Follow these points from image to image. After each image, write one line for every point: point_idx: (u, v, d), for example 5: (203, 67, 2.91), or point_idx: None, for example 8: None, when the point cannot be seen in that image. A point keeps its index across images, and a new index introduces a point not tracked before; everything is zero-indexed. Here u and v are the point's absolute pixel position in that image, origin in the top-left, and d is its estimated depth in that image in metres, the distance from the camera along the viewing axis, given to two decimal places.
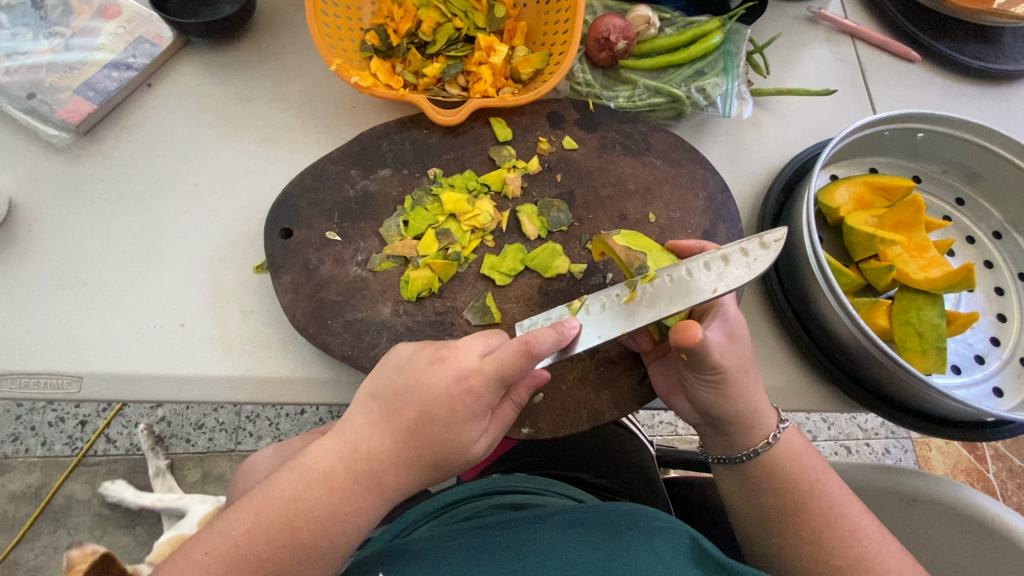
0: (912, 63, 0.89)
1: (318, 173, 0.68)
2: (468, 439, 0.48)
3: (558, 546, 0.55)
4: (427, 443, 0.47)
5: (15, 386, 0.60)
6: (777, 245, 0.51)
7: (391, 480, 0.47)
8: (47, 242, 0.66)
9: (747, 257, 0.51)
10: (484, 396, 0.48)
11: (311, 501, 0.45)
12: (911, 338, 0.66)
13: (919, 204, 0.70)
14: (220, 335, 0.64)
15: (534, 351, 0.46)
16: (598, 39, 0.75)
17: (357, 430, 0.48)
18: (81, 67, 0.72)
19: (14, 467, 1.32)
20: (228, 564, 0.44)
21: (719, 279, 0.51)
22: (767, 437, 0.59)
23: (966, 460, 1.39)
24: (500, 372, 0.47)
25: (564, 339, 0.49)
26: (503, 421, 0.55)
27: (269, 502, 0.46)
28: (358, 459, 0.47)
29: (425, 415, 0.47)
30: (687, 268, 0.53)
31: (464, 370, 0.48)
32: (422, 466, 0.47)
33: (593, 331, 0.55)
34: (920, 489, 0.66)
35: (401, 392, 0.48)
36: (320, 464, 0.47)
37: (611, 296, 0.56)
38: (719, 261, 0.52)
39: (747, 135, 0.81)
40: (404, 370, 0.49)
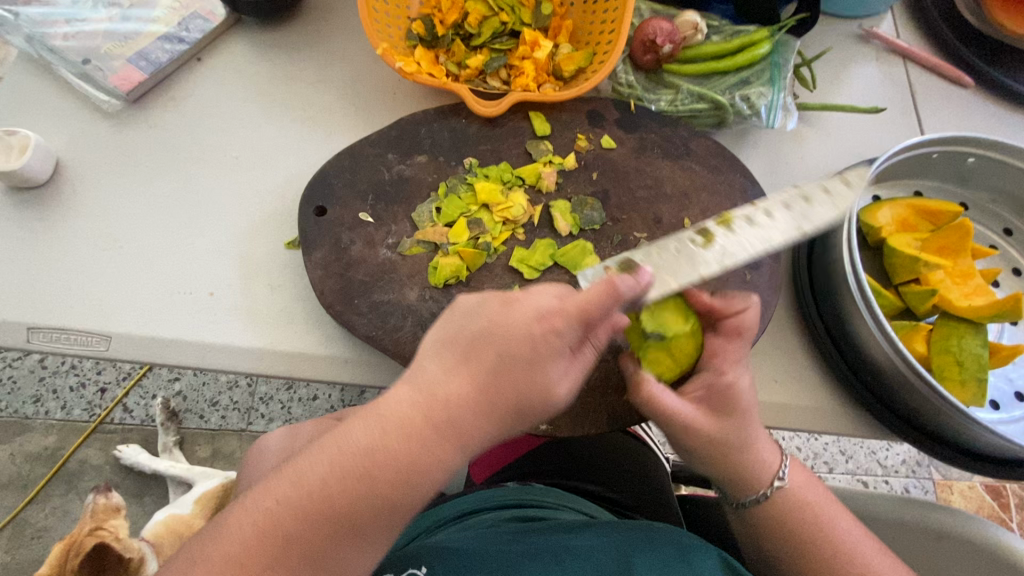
0: (964, 88, 0.87)
1: (355, 155, 0.68)
2: (552, 381, 0.45)
3: (594, 558, 0.56)
4: (506, 383, 0.44)
5: (46, 339, 0.62)
6: (857, 181, 0.60)
7: (472, 427, 0.43)
8: (89, 203, 0.68)
9: (827, 197, 0.59)
10: (565, 335, 0.44)
11: (389, 451, 0.42)
12: (950, 366, 0.63)
13: (967, 229, 0.68)
14: (247, 306, 0.65)
15: (620, 292, 0.44)
16: (643, 41, 0.74)
17: (431, 376, 0.44)
18: (136, 38, 0.74)
19: (33, 428, 1.35)
20: (303, 507, 0.42)
21: (803, 219, 0.57)
22: (764, 489, 0.56)
23: (990, 507, 1.33)
24: (583, 309, 0.44)
25: (644, 286, 0.46)
26: (587, 366, 0.48)
27: (346, 449, 0.43)
28: (436, 406, 0.43)
29: (505, 358, 0.44)
30: (766, 208, 0.58)
31: (542, 310, 0.45)
32: (501, 413, 0.44)
33: (668, 274, 0.55)
34: (947, 527, 0.63)
35: (476, 338, 0.45)
36: (397, 410, 0.43)
37: (686, 242, 0.57)
38: (800, 201, 0.59)
39: (789, 149, 0.79)
40: (477, 315, 0.46)
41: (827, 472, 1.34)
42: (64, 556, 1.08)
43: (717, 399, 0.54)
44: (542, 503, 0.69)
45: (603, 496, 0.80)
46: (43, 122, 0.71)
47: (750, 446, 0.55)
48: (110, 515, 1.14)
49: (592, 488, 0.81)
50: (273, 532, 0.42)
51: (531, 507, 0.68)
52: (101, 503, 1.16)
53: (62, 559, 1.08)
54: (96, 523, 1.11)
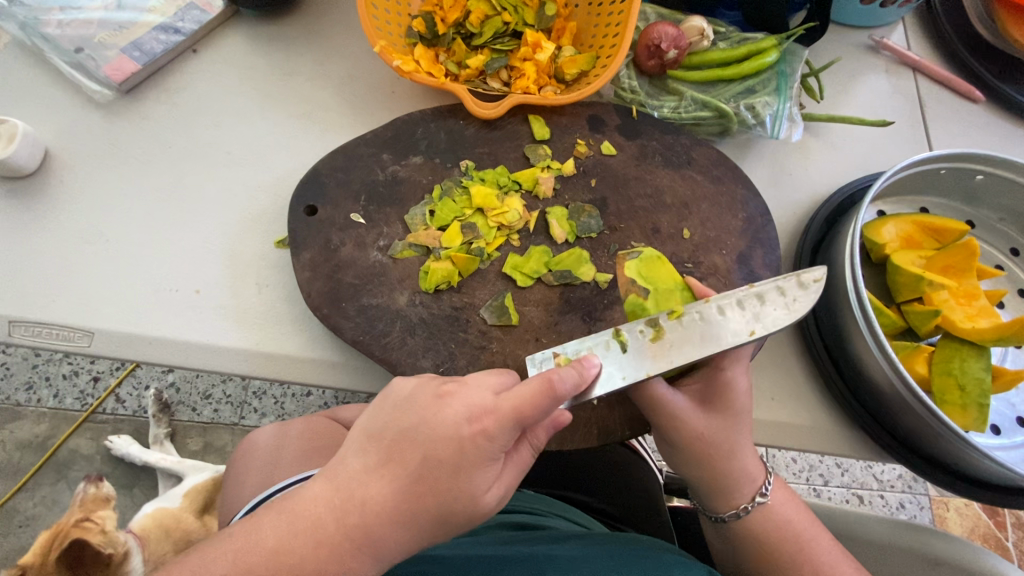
0: (974, 102, 0.85)
1: (350, 154, 0.67)
2: (477, 490, 0.41)
3: (578, 566, 0.54)
4: (430, 493, 0.41)
5: (28, 333, 0.60)
6: (816, 286, 0.49)
7: (389, 538, 0.41)
8: (77, 195, 0.66)
9: (785, 297, 0.50)
10: (497, 439, 0.41)
11: (295, 557, 0.39)
12: (951, 390, 0.62)
13: (973, 249, 0.66)
14: (233, 306, 0.63)
15: (557, 390, 0.42)
16: (648, 45, 0.73)
17: (351, 475, 0.41)
18: (131, 27, 0.72)
19: (24, 416, 1.34)
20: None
21: (754, 320, 0.49)
22: (736, 508, 0.56)
23: (985, 525, 1.32)
24: (517, 411, 0.41)
25: (587, 380, 0.45)
26: (520, 468, 0.45)
27: (252, 547, 0.40)
28: (351, 512, 0.40)
29: (430, 464, 0.41)
30: (717, 307, 0.51)
31: (474, 408, 0.42)
32: (422, 524, 0.41)
33: (616, 369, 0.50)
34: (941, 553, 0.62)
35: (402, 436, 0.42)
36: (310, 510, 0.41)
37: (633, 334, 0.52)
38: (754, 300, 0.50)
39: (793, 160, 0.78)
40: (406, 409, 0.43)
41: (822, 485, 1.33)
42: (48, 546, 1.07)
43: (715, 395, 0.54)
44: (530, 509, 0.68)
45: (596, 509, 0.79)
46: (33, 110, 0.70)
47: (739, 456, 0.54)
48: (99, 505, 1.13)
49: (586, 500, 0.80)
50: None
51: (522, 514, 0.67)
52: (90, 493, 1.15)
53: (44, 550, 1.06)
54: (85, 513, 1.10)
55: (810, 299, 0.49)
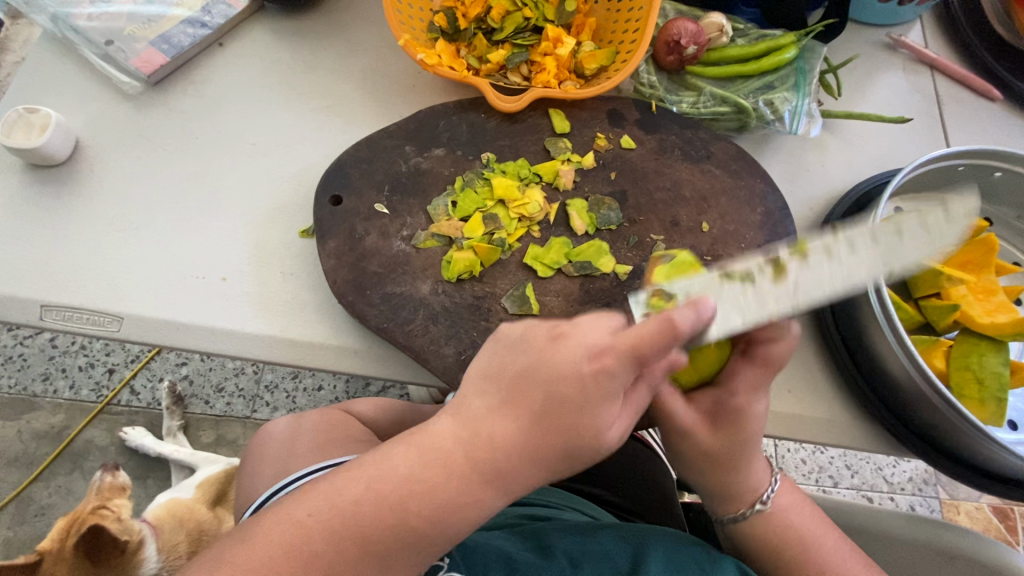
0: (992, 101, 0.85)
1: (373, 146, 0.68)
2: (603, 426, 0.41)
3: (612, 559, 0.54)
4: (555, 429, 0.41)
5: (59, 318, 0.62)
6: (964, 216, 0.42)
7: (521, 471, 0.42)
8: (106, 184, 0.68)
9: (920, 224, 0.43)
10: (619, 376, 0.40)
11: (427, 487, 0.42)
12: (969, 384, 0.62)
13: (992, 245, 0.66)
14: (258, 293, 0.64)
15: (680, 333, 0.38)
16: (667, 41, 0.73)
17: (475, 413, 0.43)
18: (159, 21, 0.74)
19: (41, 406, 1.36)
20: (332, 533, 0.42)
21: (885, 256, 0.43)
22: (735, 512, 0.57)
23: (997, 529, 1.31)
24: (637, 349, 0.39)
25: (708, 322, 0.38)
26: (639, 408, 0.44)
27: (384, 478, 0.43)
28: (479, 447, 0.42)
29: (555, 401, 0.41)
30: (846, 240, 0.44)
31: (594, 345, 0.41)
32: (553, 458, 0.41)
33: (733, 309, 0.45)
34: (957, 547, 0.62)
35: (523, 374, 0.42)
36: (439, 444, 0.43)
37: (750, 268, 0.45)
38: (889, 231, 0.43)
39: (811, 156, 0.78)
40: (523, 350, 0.44)
41: (832, 486, 1.32)
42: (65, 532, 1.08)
43: (727, 416, 0.53)
44: (549, 502, 0.69)
45: (610, 502, 0.78)
46: (63, 102, 0.71)
47: (741, 468, 0.55)
48: (115, 493, 1.14)
49: (598, 493, 0.79)
50: (301, 553, 0.42)
51: (543, 507, 0.67)
52: (107, 481, 1.17)
53: (62, 536, 1.08)
54: (101, 501, 1.12)
55: (955, 232, 0.43)
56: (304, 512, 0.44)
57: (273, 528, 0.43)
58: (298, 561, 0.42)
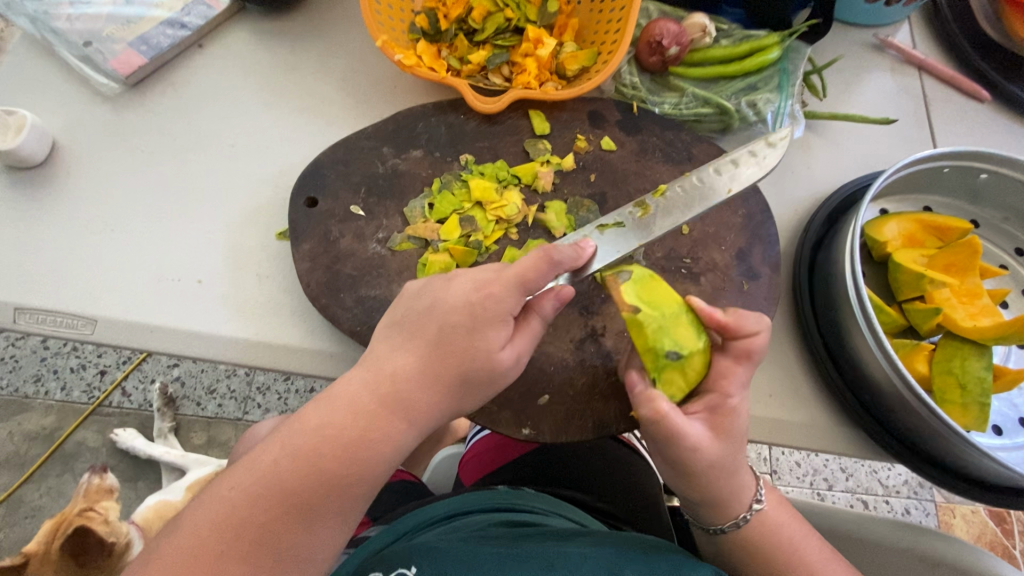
0: (981, 102, 0.84)
1: (350, 147, 0.67)
2: (494, 345, 0.48)
3: (590, 564, 0.53)
4: (450, 355, 0.47)
5: (33, 320, 0.61)
6: (782, 143, 0.62)
7: (420, 401, 0.46)
8: (83, 186, 0.67)
9: (756, 155, 0.62)
10: (505, 300, 0.48)
11: (338, 428, 0.45)
12: (951, 389, 0.61)
13: (976, 247, 0.65)
14: (235, 296, 0.64)
15: (552, 257, 0.51)
16: (650, 42, 0.73)
17: (379, 354, 0.48)
18: (139, 22, 0.73)
19: (32, 407, 1.35)
20: (256, 494, 0.44)
21: (732, 180, 0.62)
22: (735, 518, 0.55)
23: (993, 532, 1.30)
24: (518, 276, 0.49)
25: (581, 257, 0.53)
26: (532, 334, 0.51)
27: (297, 432, 0.45)
28: (384, 383, 0.46)
29: (446, 330, 0.48)
30: (698, 177, 0.63)
31: (479, 281, 0.49)
32: (446, 386, 0.47)
33: (612, 247, 0.59)
34: (939, 552, 0.61)
35: (422, 314, 0.49)
36: (346, 392, 0.47)
37: (626, 213, 0.62)
38: (729, 164, 0.62)
39: (795, 158, 0.78)
40: (421, 295, 0.51)
41: (826, 489, 1.32)
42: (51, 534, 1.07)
43: (716, 419, 0.51)
44: (534, 508, 0.67)
45: (596, 508, 0.76)
46: (42, 104, 0.71)
47: (738, 475, 0.53)
48: (103, 495, 1.14)
49: (586, 499, 0.77)
50: (227, 524, 0.43)
51: (523, 513, 0.66)
52: (94, 483, 1.16)
53: (47, 539, 1.07)
54: (88, 504, 1.11)
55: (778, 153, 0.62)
56: (231, 483, 0.45)
57: (200, 512, 0.44)
58: (228, 531, 0.43)
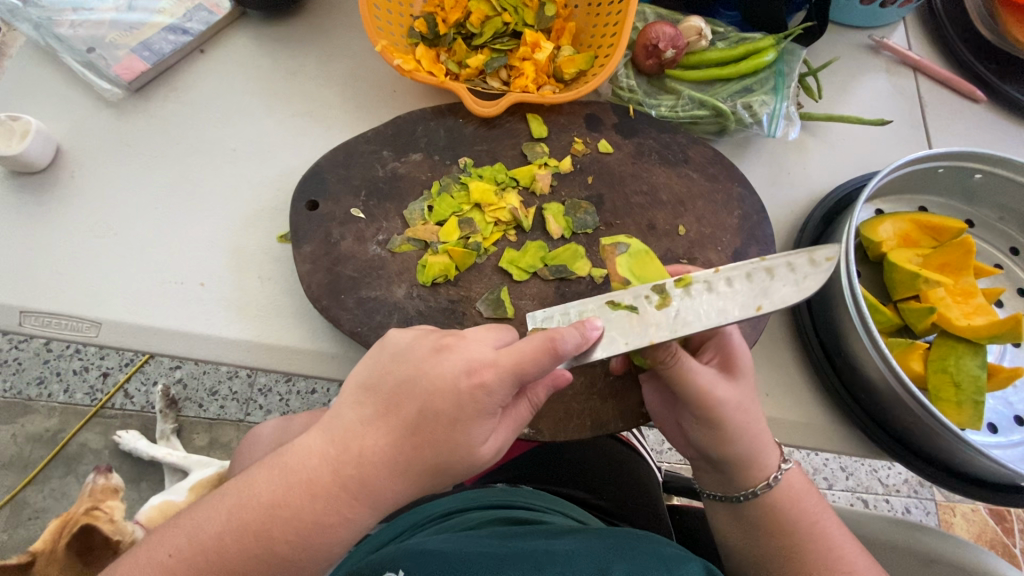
0: (976, 102, 0.85)
1: (351, 151, 0.68)
2: (474, 443, 0.44)
3: (577, 559, 0.53)
4: (426, 444, 0.44)
5: (38, 323, 0.62)
6: (830, 264, 0.46)
7: (382, 487, 0.44)
8: (86, 190, 0.68)
9: (794, 274, 0.47)
10: (495, 393, 0.43)
11: (289, 509, 0.44)
12: (946, 388, 0.62)
13: (969, 247, 0.66)
14: (237, 298, 0.65)
15: (559, 349, 0.43)
16: (646, 45, 0.74)
17: (347, 427, 0.45)
18: (141, 28, 0.74)
19: (35, 410, 1.36)
20: (196, 567, 0.44)
21: (762, 295, 0.47)
22: (767, 477, 0.56)
23: (993, 531, 1.30)
24: (517, 366, 0.43)
25: (589, 342, 0.46)
26: (517, 422, 0.49)
27: (246, 504, 0.45)
28: (347, 463, 0.44)
29: (426, 414, 0.43)
30: (726, 278, 0.49)
31: (473, 362, 0.44)
32: (417, 473, 0.44)
33: (618, 335, 0.51)
34: (934, 549, 0.62)
35: (398, 387, 0.45)
36: (306, 464, 0.45)
37: (640, 298, 0.52)
38: (763, 274, 0.48)
39: (791, 159, 0.78)
40: (401, 361, 0.45)
41: (826, 489, 1.32)
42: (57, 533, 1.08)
43: (728, 360, 0.55)
44: (530, 505, 0.68)
45: (594, 505, 0.78)
46: (46, 109, 0.72)
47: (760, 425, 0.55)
48: (108, 495, 1.15)
49: (584, 497, 0.79)
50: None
51: (519, 509, 0.67)
52: (99, 483, 1.17)
53: (54, 537, 1.07)
54: (94, 503, 1.12)
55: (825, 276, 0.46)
56: (171, 547, 0.46)
57: (133, 570, 0.45)
58: None
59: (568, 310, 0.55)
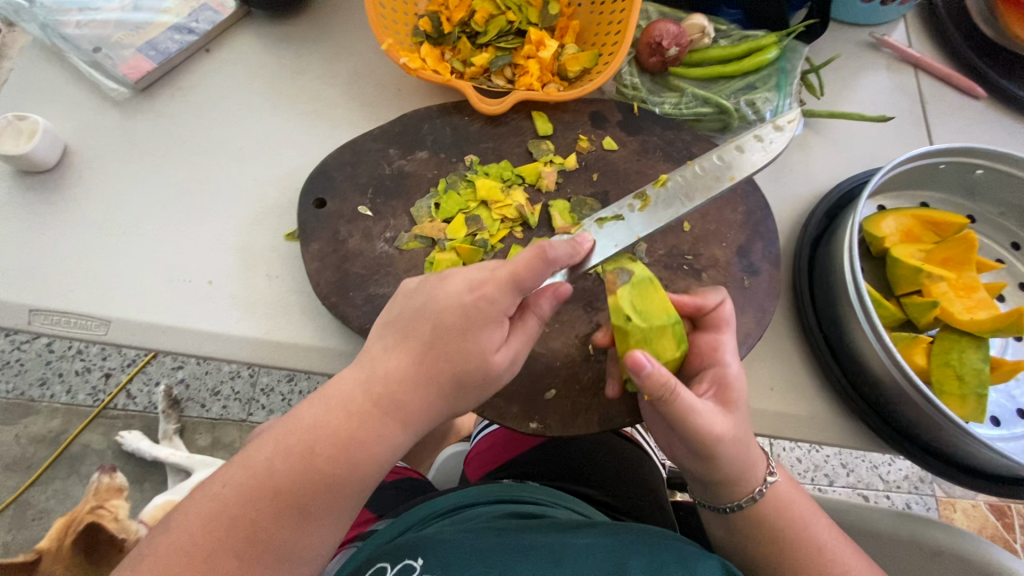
0: (975, 99, 0.86)
1: (357, 149, 0.69)
2: (488, 348, 0.47)
3: (592, 552, 0.54)
4: (444, 357, 0.46)
5: (47, 322, 0.62)
6: (790, 126, 0.64)
7: (411, 404, 0.46)
8: (93, 189, 0.68)
9: (762, 142, 0.63)
10: (497, 301, 0.47)
11: (331, 428, 0.45)
12: (950, 381, 0.63)
13: (972, 242, 0.66)
14: (244, 296, 0.65)
15: (549, 255, 0.47)
16: (649, 43, 0.74)
17: (372, 356, 0.48)
18: (147, 28, 0.74)
19: (38, 411, 1.36)
20: (250, 491, 0.44)
21: (733, 168, 0.62)
22: (751, 492, 0.56)
23: (993, 526, 1.31)
24: (514, 275, 0.47)
25: (577, 249, 0.53)
26: (529, 335, 0.50)
27: (290, 431, 0.46)
28: (378, 386, 0.46)
29: (439, 330, 0.47)
30: (700, 164, 0.63)
31: (475, 280, 0.48)
32: (441, 382, 0.46)
33: (609, 241, 0.59)
34: (942, 543, 0.62)
35: (413, 313, 0.48)
36: (339, 391, 0.46)
37: (623, 206, 0.62)
38: (734, 150, 0.63)
39: (794, 156, 0.79)
40: (414, 293, 0.50)
41: (827, 485, 1.33)
42: (62, 532, 1.08)
43: (724, 389, 0.54)
44: (536, 500, 0.68)
45: (598, 500, 0.78)
46: (52, 109, 0.72)
47: (750, 448, 0.54)
48: (112, 494, 1.15)
49: (590, 492, 0.78)
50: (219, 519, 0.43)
51: (526, 504, 0.67)
52: (104, 482, 1.17)
53: (59, 535, 1.07)
54: (98, 501, 1.12)
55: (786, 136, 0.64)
56: (224, 479, 0.45)
57: (193, 506, 0.44)
58: (220, 526, 0.43)
59: (559, 236, 0.62)
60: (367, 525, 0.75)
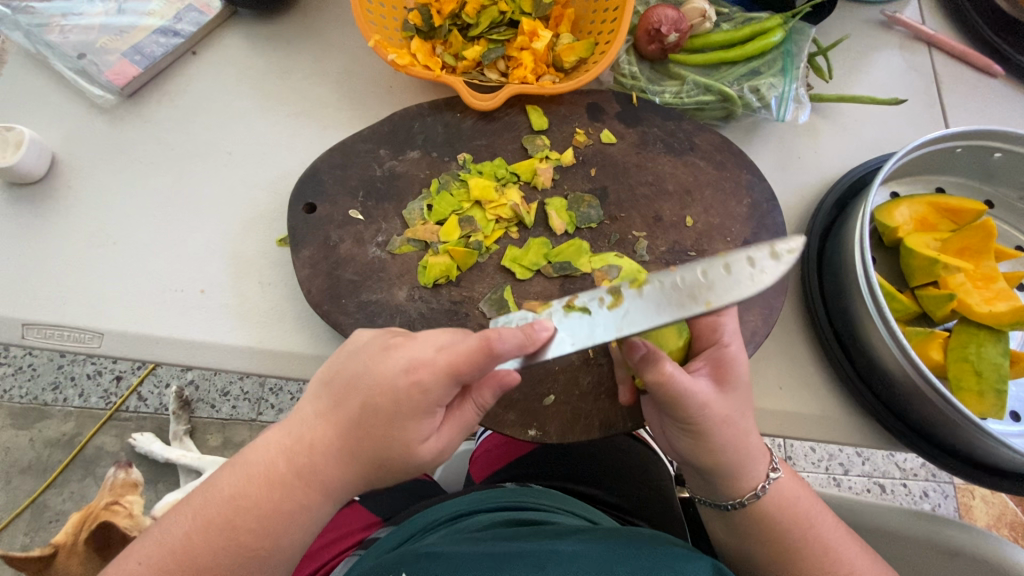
0: (993, 77, 0.82)
1: (347, 151, 0.67)
2: (413, 438, 0.46)
3: (583, 558, 0.52)
4: (368, 439, 0.46)
5: (40, 336, 0.62)
6: (789, 258, 0.44)
7: (331, 474, 0.46)
8: (83, 200, 0.67)
9: (751, 268, 0.45)
10: (430, 392, 0.45)
11: (251, 499, 0.46)
12: (967, 376, 0.60)
13: (990, 230, 0.63)
14: (237, 304, 0.64)
15: (495, 349, 0.44)
16: (648, 30, 0.71)
17: (302, 418, 0.48)
18: (132, 31, 0.73)
19: (51, 415, 1.38)
20: (165, 569, 0.45)
21: (710, 291, 0.45)
22: (754, 488, 0.54)
23: (1013, 513, 1.27)
24: (450, 365, 0.45)
25: (533, 341, 0.46)
26: (463, 425, 0.49)
27: (209, 502, 0.47)
28: (300, 451, 0.47)
29: (368, 408, 0.46)
30: (681, 275, 0.47)
31: (414, 361, 0.46)
32: (363, 464, 0.46)
33: (568, 335, 0.50)
34: (961, 544, 0.60)
35: (351, 381, 0.47)
36: (262, 459, 0.47)
37: (593, 299, 0.51)
38: (718, 268, 0.46)
39: (802, 143, 0.76)
40: (357, 356, 0.48)
41: (842, 475, 1.30)
42: (78, 527, 1.09)
43: (720, 369, 0.52)
44: (539, 505, 0.67)
45: (604, 501, 0.76)
46: (40, 118, 0.71)
47: (750, 432, 0.53)
48: (126, 489, 1.16)
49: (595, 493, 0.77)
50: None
51: (528, 510, 0.66)
52: (120, 478, 1.20)
53: (75, 531, 1.08)
54: (114, 498, 1.14)
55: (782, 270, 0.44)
56: (138, 556, 0.46)
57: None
58: None
59: (523, 316, 0.55)
60: (373, 530, 0.74)
